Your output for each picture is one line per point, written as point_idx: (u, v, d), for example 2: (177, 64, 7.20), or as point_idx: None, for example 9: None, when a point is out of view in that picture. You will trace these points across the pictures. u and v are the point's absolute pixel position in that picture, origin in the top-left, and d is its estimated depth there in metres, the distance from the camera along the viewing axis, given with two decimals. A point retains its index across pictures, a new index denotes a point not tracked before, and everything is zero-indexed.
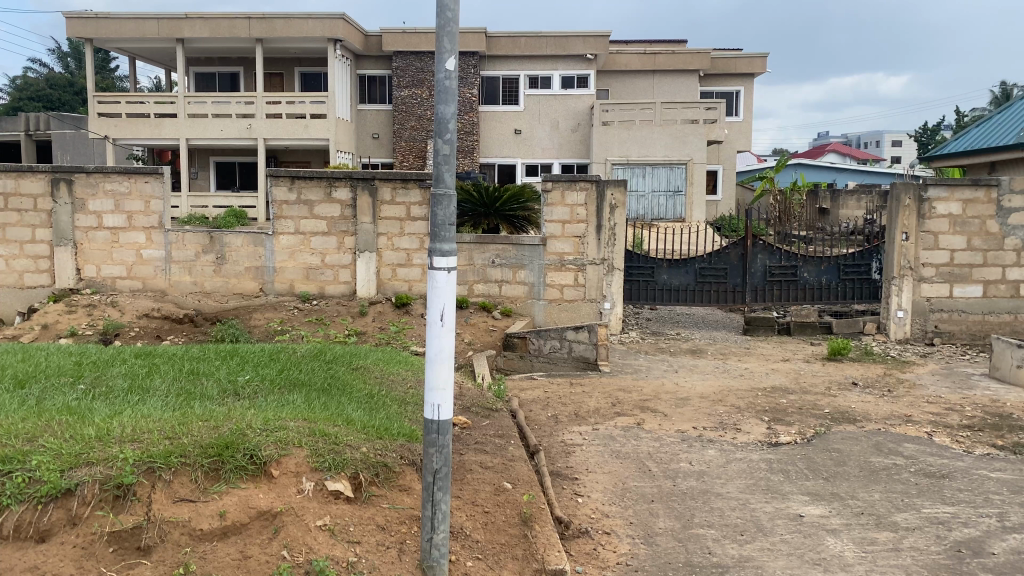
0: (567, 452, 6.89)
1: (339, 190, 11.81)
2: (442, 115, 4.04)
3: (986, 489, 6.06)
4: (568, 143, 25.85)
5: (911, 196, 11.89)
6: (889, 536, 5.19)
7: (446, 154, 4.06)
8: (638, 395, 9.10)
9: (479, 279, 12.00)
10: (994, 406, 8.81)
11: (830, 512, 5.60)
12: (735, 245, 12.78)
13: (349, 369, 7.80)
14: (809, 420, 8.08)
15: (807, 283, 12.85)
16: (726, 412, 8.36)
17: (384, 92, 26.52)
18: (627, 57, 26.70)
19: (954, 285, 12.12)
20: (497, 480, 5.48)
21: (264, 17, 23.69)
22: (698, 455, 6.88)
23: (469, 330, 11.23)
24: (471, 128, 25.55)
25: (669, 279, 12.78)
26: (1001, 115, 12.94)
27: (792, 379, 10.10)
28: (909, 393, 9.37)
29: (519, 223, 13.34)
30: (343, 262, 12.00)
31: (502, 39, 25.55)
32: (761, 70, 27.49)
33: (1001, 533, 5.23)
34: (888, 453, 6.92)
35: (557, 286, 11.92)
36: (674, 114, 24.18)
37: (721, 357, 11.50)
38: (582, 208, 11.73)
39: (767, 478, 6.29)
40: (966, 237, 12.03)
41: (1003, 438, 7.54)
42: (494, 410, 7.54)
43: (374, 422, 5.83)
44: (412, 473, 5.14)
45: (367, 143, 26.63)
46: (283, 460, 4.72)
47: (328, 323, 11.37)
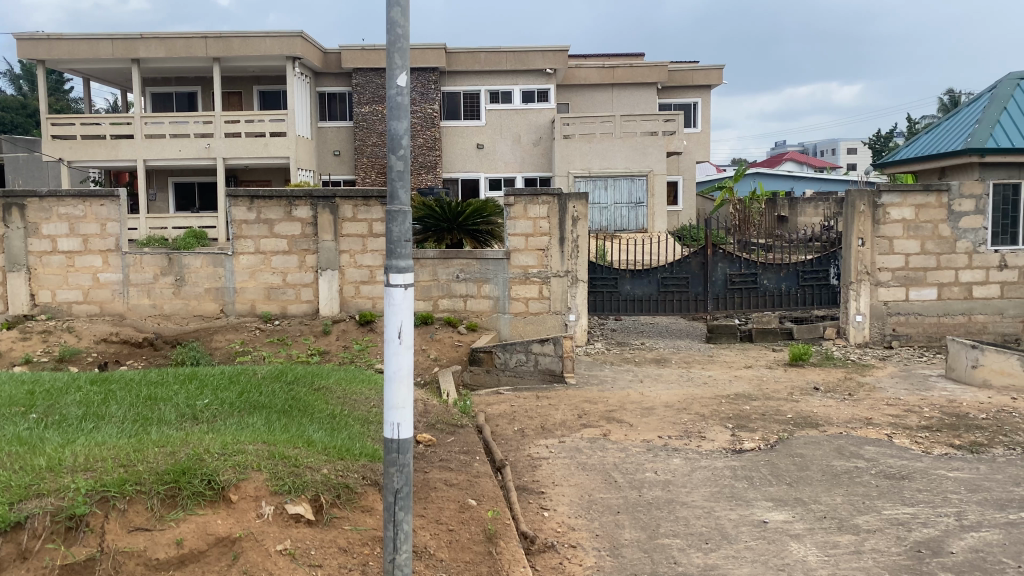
0: (533, 466, 6.87)
1: (299, 208, 11.72)
2: (394, 130, 4.02)
3: (944, 489, 6.15)
4: (529, 157, 25.96)
5: (866, 203, 12.16)
6: (852, 539, 5.24)
7: (400, 171, 4.04)
8: (604, 406, 9.11)
9: (444, 294, 11.89)
10: (951, 407, 8.97)
11: (793, 517, 5.63)
12: (696, 254, 12.89)
13: (310, 390, 7.68)
14: (772, 426, 8.15)
15: (767, 290, 13.03)
16: (691, 420, 8.40)
17: (344, 109, 26.37)
18: (586, 71, 26.90)
19: (910, 288, 12.34)
20: (462, 497, 5.43)
21: (221, 36, 23.48)
22: (663, 465, 6.89)
23: (434, 346, 11.16)
24: (433, 144, 25.50)
25: (632, 289, 12.83)
26: (950, 121, 13.28)
27: (755, 385, 10.17)
28: (869, 397, 9.50)
29: (483, 237, 13.33)
30: (304, 280, 11.86)
31: (462, 55, 25.47)
32: (718, 82, 27.92)
33: (960, 532, 5.31)
34: (850, 456, 7.00)
35: (522, 299, 11.92)
36: (633, 126, 24.40)
37: (685, 365, 11.59)
38: (544, 221, 11.80)
39: (731, 485, 6.32)
40: (920, 241, 12.26)
41: (961, 437, 7.68)
42: (459, 426, 7.49)
43: (336, 443, 5.75)
44: (374, 493, 5.07)
45: (328, 160, 26.47)
46: (241, 484, 4.63)
47: (290, 343, 11.26)
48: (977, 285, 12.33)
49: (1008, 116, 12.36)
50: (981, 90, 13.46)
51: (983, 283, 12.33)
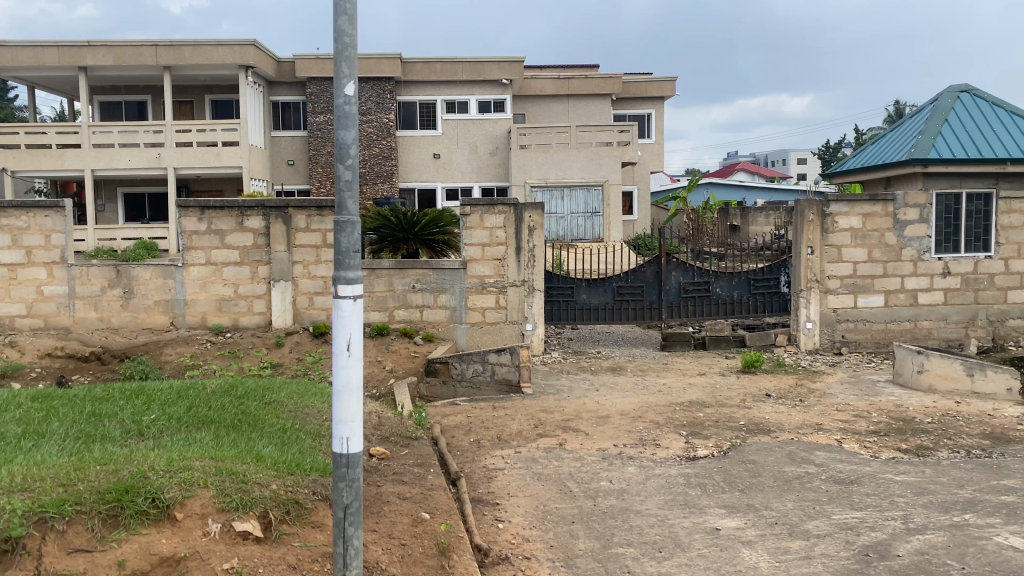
0: (489, 477, 6.83)
1: (251, 218, 11.54)
2: (342, 140, 3.99)
3: (892, 492, 6.26)
4: (486, 167, 25.97)
5: (815, 212, 12.40)
6: (802, 545, 5.30)
7: (348, 180, 4.00)
8: (560, 415, 9.11)
9: (400, 305, 11.78)
10: (898, 412, 9.15)
11: (745, 524, 5.68)
12: (650, 263, 13.00)
13: (261, 404, 7.53)
14: (726, 432, 8.24)
15: (719, 298, 13.17)
16: (645, 428, 8.44)
17: (298, 118, 26.11)
18: (541, 82, 27.04)
19: (859, 296, 12.58)
20: (414, 511, 5.37)
21: (172, 44, 23.13)
22: (618, 473, 6.91)
23: (390, 357, 11.07)
24: (389, 153, 25.34)
25: (588, 298, 12.88)
26: (894, 132, 13.64)
27: (708, 393, 10.27)
28: (820, 402, 9.66)
29: (439, 247, 13.24)
30: (257, 292, 11.67)
31: (418, 65, 25.47)
32: (671, 93, 28.30)
33: (906, 535, 5.40)
34: (801, 462, 7.09)
35: (478, 309, 11.89)
36: (589, 137, 24.64)
37: (639, 373, 11.66)
38: (500, 231, 11.82)
39: (685, 493, 6.36)
40: (867, 249, 12.53)
41: (907, 442, 7.84)
42: (413, 438, 7.42)
43: (286, 457, 5.65)
44: (325, 509, 4.99)
45: (282, 169, 26.16)
46: (187, 502, 4.52)
47: (242, 356, 11.07)
48: (922, 291, 12.62)
49: (949, 127, 12.77)
50: (924, 102, 13.84)
51: (928, 290, 12.62)
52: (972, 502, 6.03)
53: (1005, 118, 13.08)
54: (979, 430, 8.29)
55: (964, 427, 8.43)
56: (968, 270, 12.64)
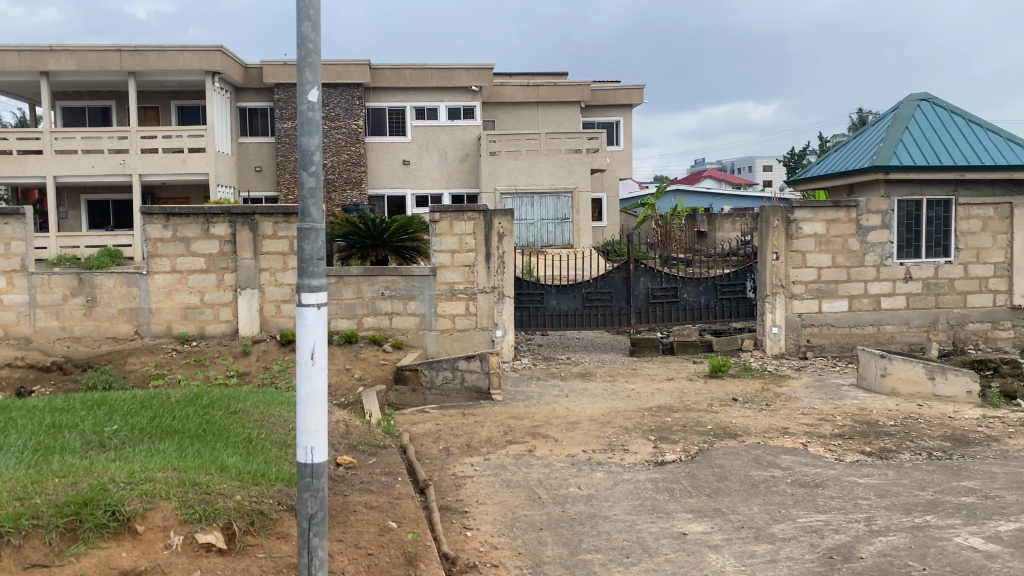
0: (458, 485, 6.81)
1: (217, 225, 11.41)
2: (305, 147, 3.96)
3: (855, 495, 6.34)
4: (456, 173, 25.95)
5: (779, 218, 12.55)
6: (768, 548, 5.34)
7: (311, 188, 3.97)
8: (529, 422, 9.11)
9: (368, 312, 11.70)
10: (862, 415, 9.28)
11: (712, 528, 5.72)
12: (619, 269, 13.06)
13: (226, 413, 7.44)
14: (693, 437, 8.30)
15: (687, 303, 13.26)
16: (614, 433, 8.47)
17: (266, 124, 25.88)
18: (511, 89, 27.10)
19: (823, 301, 12.76)
20: (381, 520, 5.33)
21: (136, 49, 22.84)
22: (586, 479, 6.92)
23: (358, 365, 11.01)
24: (358, 159, 25.25)
25: (558, 304, 12.91)
26: (856, 139, 13.89)
27: (676, 397, 10.33)
28: (786, 406, 9.76)
29: (408, 254, 13.18)
30: (223, 300, 11.52)
31: (387, 71, 25.39)
32: (639, 101, 28.51)
33: (869, 537, 5.47)
34: (767, 466, 7.16)
35: (448, 316, 11.85)
36: (558, 144, 24.67)
37: (609, 378, 11.71)
38: (470, 237, 11.81)
39: (653, 498, 6.38)
40: (831, 255, 12.70)
41: (871, 444, 7.95)
42: (381, 447, 7.36)
43: (251, 467, 5.58)
44: (290, 519, 4.94)
45: (249, 176, 25.91)
46: (148, 514, 4.45)
47: (208, 364, 10.94)
48: (885, 296, 12.81)
49: (910, 135, 13.03)
50: (886, 110, 14.10)
51: (890, 295, 12.82)
52: (932, 503, 6.13)
53: (963, 126, 13.36)
54: (939, 432, 8.44)
55: (926, 429, 8.57)
56: (929, 275, 12.84)
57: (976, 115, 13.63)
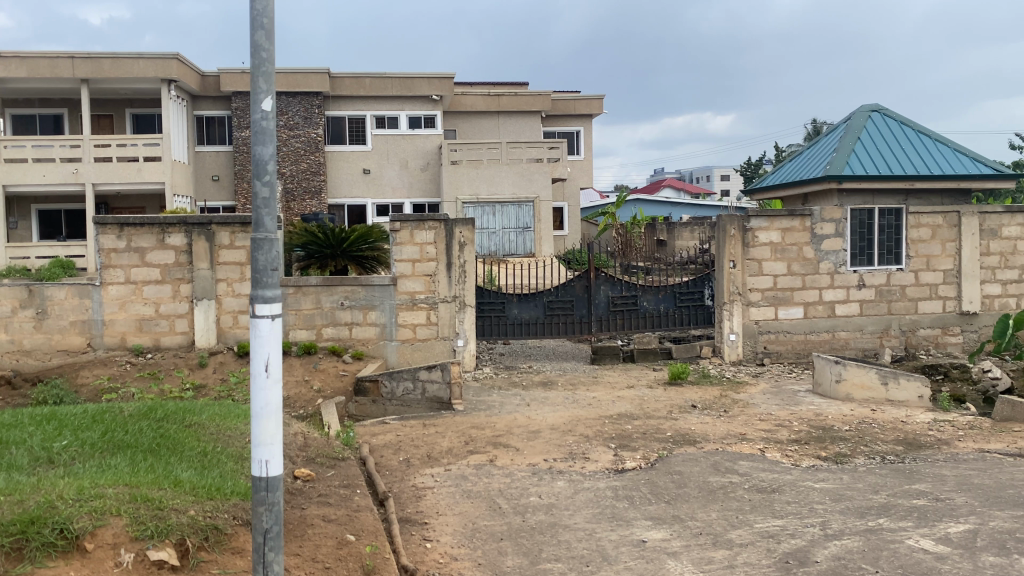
0: (417, 496, 6.75)
1: (172, 235, 11.22)
2: (260, 156, 3.95)
3: (811, 500, 6.43)
4: (417, 182, 25.87)
5: (736, 227, 12.74)
6: (725, 554, 5.39)
7: (266, 198, 3.96)
8: (490, 431, 9.09)
9: (327, 323, 11.59)
10: (818, 420, 9.43)
11: (671, 535, 5.76)
12: (580, 278, 13.13)
13: (180, 427, 7.29)
14: (653, 444, 8.36)
15: (647, 311, 13.37)
16: (575, 442, 8.49)
17: (224, 133, 25.54)
18: (472, 99, 27.12)
19: (779, 308, 12.95)
20: (340, 533, 5.27)
21: (90, 56, 22.42)
22: (547, 488, 6.92)
23: (318, 376, 10.90)
24: (317, 168, 25.08)
25: (519, 313, 12.92)
26: (810, 150, 14.19)
27: (637, 405, 10.40)
28: (743, 413, 9.88)
29: (369, 264, 13.07)
30: (178, 311, 11.31)
31: (346, 80, 25.27)
32: (599, 111, 28.74)
33: (824, 541, 5.55)
34: (725, 472, 7.23)
35: (409, 326, 11.79)
36: (519, 153, 24.77)
37: (570, 387, 11.72)
38: (431, 246, 11.77)
39: (612, 506, 6.40)
40: (786, 263, 12.91)
41: (826, 449, 8.08)
42: (340, 459, 7.29)
43: (206, 482, 5.48)
44: (245, 534, 4.86)
45: (206, 185, 25.53)
46: (98, 531, 4.34)
47: (163, 377, 10.73)
48: (839, 303, 13.05)
49: (862, 146, 13.32)
50: (839, 121, 14.41)
51: (844, 302, 13.06)
52: (886, 506, 6.25)
53: (913, 137, 13.68)
54: (893, 436, 8.61)
55: (879, 433, 8.74)
56: (882, 282, 13.10)
57: (925, 126, 13.97)
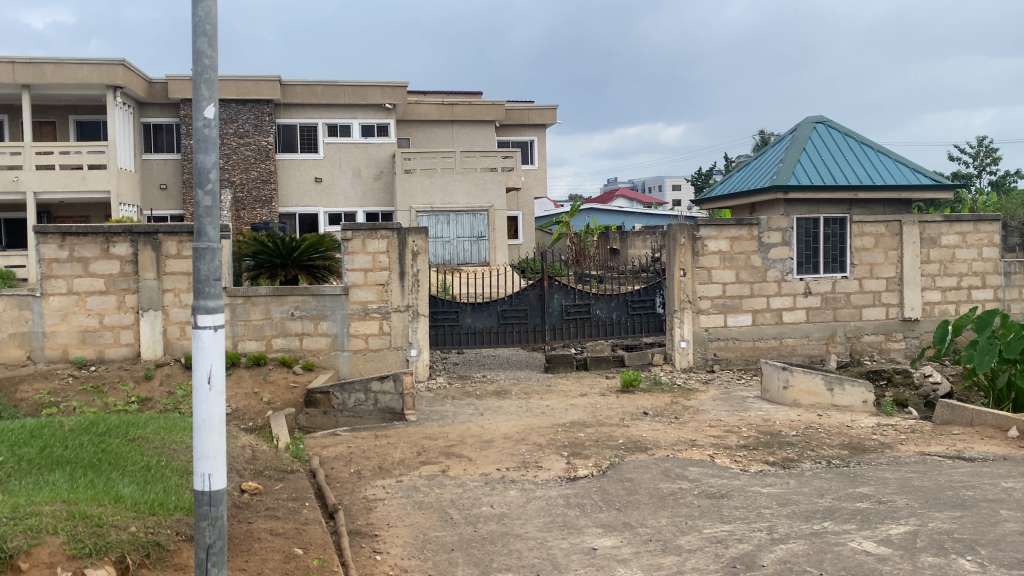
0: (368, 508, 6.68)
1: (117, 245, 10.96)
2: (202, 164, 3.94)
3: (759, 504, 6.53)
4: (370, 191, 25.70)
5: (686, 236, 12.91)
6: (674, 560, 5.44)
7: (208, 207, 3.96)
8: (443, 441, 9.05)
9: (277, 333, 11.43)
10: (766, 426, 9.57)
11: (621, 542, 5.79)
12: (534, 287, 13.18)
13: (123, 441, 7.11)
14: (605, 451, 8.41)
15: (600, 319, 13.44)
16: (528, 450, 8.50)
17: (171, 141, 25.06)
18: (425, 107, 27.07)
19: (728, 315, 13.14)
20: (286, 547, 5.19)
21: (31, 62, 21.88)
22: (499, 498, 6.91)
23: (267, 389, 10.73)
24: (268, 177, 24.76)
25: (473, 322, 12.89)
26: (758, 160, 14.49)
27: (589, 413, 10.45)
28: (694, 419, 10.00)
29: (320, 274, 12.95)
30: (123, 322, 11.04)
31: (298, 88, 25.03)
32: (553, 120, 28.92)
33: (770, 545, 5.63)
34: (675, 478, 7.30)
35: (361, 336, 11.68)
36: (473, 162, 24.86)
37: (524, 396, 11.73)
38: (383, 256, 11.69)
39: (564, 514, 6.42)
40: (735, 271, 13.12)
41: (774, 454, 8.22)
42: (289, 472, 7.17)
43: (148, 497, 5.34)
44: (188, 550, 4.75)
45: (154, 194, 25.02)
46: (33, 551, 4.21)
47: (106, 391, 10.44)
48: (786, 310, 13.30)
49: (807, 157, 13.63)
50: (785, 132, 14.73)
51: (791, 309, 13.31)
52: (830, 510, 6.36)
53: (857, 148, 14.03)
54: (838, 441, 8.78)
55: (825, 438, 8.91)
56: (827, 289, 13.39)
57: (867, 138, 14.34)
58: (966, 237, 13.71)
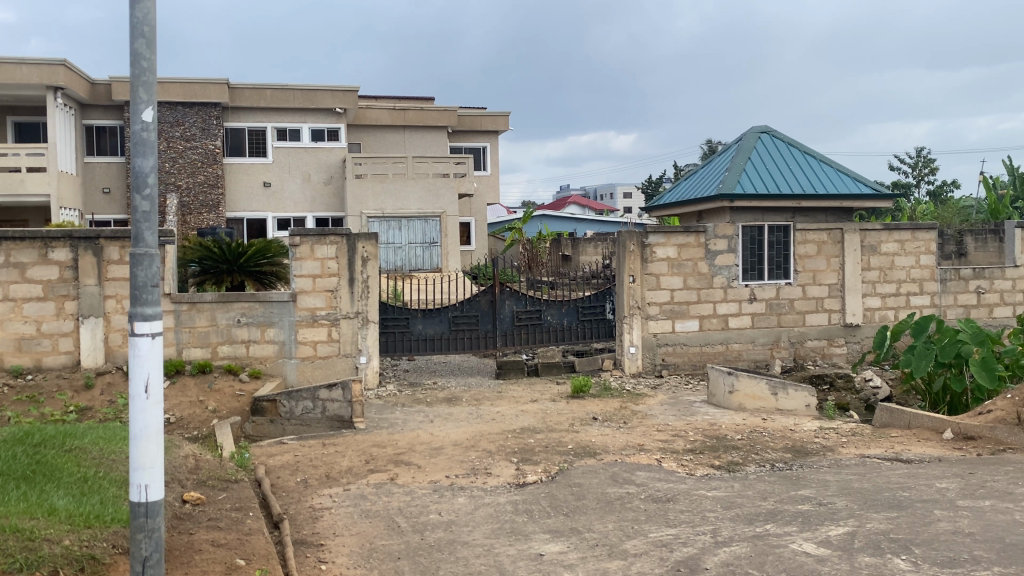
0: (314, 518, 6.59)
1: (56, 250, 10.67)
2: (140, 168, 3.94)
3: (703, 508, 6.62)
4: (320, 196, 25.40)
5: (635, 242, 13.05)
6: (620, 564, 5.48)
7: (146, 212, 3.97)
8: (392, 449, 8.98)
9: (223, 340, 11.25)
10: (712, 430, 9.71)
11: (568, 547, 5.81)
12: (485, 293, 13.17)
13: (60, 452, 6.90)
14: (554, 457, 8.44)
15: (550, 325, 13.51)
16: (478, 457, 8.49)
17: (115, 143, 24.50)
18: (377, 112, 26.92)
19: (676, 321, 13.33)
20: (228, 558, 5.09)
21: None
22: (447, 505, 6.88)
23: (212, 397, 10.51)
24: (215, 181, 24.36)
25: (424, 328, 12.84)
26: (705, 168, 14.72)
27: (539, 418, 10.48)
28: (642, 424, 10.10)
29: (267, 280, 12.76)
30: (62, 329, 10.73)
31: (246, 91, 24.69)
32: (505, 127, 29.00)
33: (714, 548, 5.71)
34: (623, 482, 7.36)
35: (309, 343, 11.54)
36: (425, 168, 24.68)
37: (474, 402, 11.71)
38: (332, 261, 11.58)
39: (512, 521, 6.42)
40: (682, 277, 13.30)
41: (720, 458, 8.35)
42: (232, 481, 7.03)
43: (84, 509, 5.19)
44: (125, 562, 4.63)
45: (96, 198, 24.38)
46: None
47: (43, 400, 10.10)
48: (732, 316, 13.53)
49: (753, 166, 13.91)
50: (731, 141, 15.00)
51: (737, 315, 13.54)
52: (772, 512, 6.47)
53: (800, 158, 14.35)
54: (781, 444, 8.95)
55: (769, 442, 9.08)
56: (772, 296, 13.64)
57: (810, 147, 14.68)
58: (905, 245, 14.09)
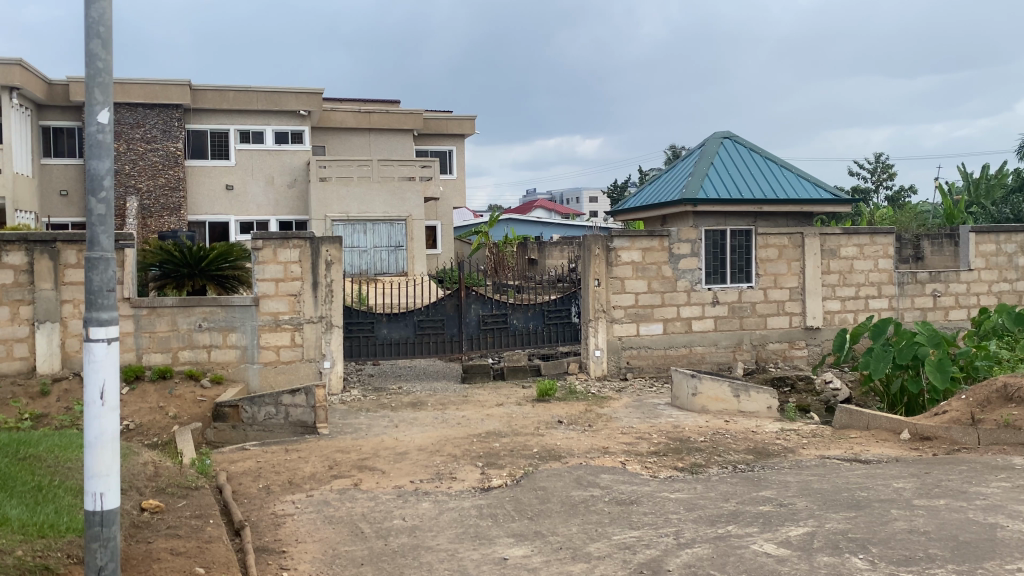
0: (276, 524, 6.52)
1: (10, 253, 10.44)
2: (95, 170, 3.90)
3: (667, 510, 6.67)
4: (284, 199, 25.14)
5: (600, 246, 13.14)
6: (583, 567, 5.51)
7: (102, 215, 3.93)
8: (356, 454, 8.92)
9: (184, 345, 11.08)
10: (676, 432, 9.79)
11: (532, 551, 5.82)
12: (451, 297, 13.15)
13: (14, 460, 6.75)
14: (519, 461, 8.45)
15: (516, 329, 13.53)
16: (443, 462, 8.46)
17: (73, 145, 24.04)
18: (342, 115, 26.75)
19: (640, 324, 13.42)
20: (188, 566, 5.02)
21: None
22: (411, 510, 6.85)
23: (173, 403, 10.36)
24: (176, 184, 24.01)
25: (388, 333, 12.76)
26: (669, 172, 14.84)
27: (505, 422, 10.47)
28: (606, 426, 10.15)
29: (229, 284, 12.59)
30: (17, 334, 10.49)
31: (209, 93, 24.39)
32: (471, 131, 28.98)
33: (676, 550, 5.76)
34: (587, 485, 7.39)
35: (272, 348, 11.41)
36: (390, 171, 24.57)
37: (440, 407, 11.66)
38: (295, 265, 11.48)
39: (476, 525, 6.41)
40: (646, 281, 13.40)
41: (683, 460, 8.42)
42: (193, 488, 6.93)
43: (38, 519, 5.07)
44: (80, 572, 4.54)
45: (52, 200, 23.88)
46: None
47: None
48: (696, 319, 13.66)
49: (715, 171, 14.06)
50: (694, 146, 15.15)
51: (701, 318, 13.68)
52: (734, 514, 6.54)
53: (761, 163, 14.53)
54: (744, 446, 9.05)
55: (732, 444, 9.18)
56: (734, 299, 13.81)
57: (771, 153, 14.88)
58: (864, 249, 14.34)
